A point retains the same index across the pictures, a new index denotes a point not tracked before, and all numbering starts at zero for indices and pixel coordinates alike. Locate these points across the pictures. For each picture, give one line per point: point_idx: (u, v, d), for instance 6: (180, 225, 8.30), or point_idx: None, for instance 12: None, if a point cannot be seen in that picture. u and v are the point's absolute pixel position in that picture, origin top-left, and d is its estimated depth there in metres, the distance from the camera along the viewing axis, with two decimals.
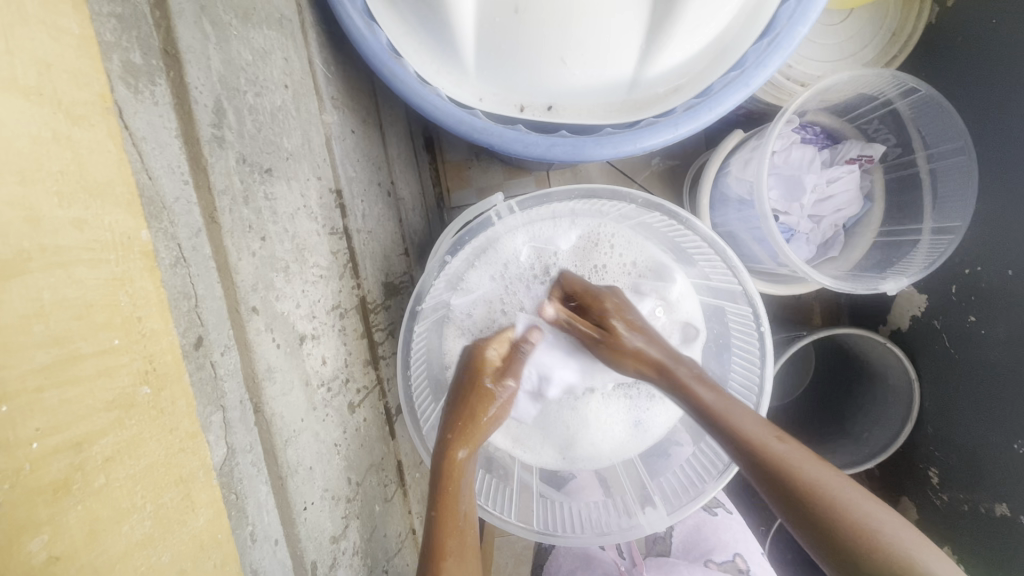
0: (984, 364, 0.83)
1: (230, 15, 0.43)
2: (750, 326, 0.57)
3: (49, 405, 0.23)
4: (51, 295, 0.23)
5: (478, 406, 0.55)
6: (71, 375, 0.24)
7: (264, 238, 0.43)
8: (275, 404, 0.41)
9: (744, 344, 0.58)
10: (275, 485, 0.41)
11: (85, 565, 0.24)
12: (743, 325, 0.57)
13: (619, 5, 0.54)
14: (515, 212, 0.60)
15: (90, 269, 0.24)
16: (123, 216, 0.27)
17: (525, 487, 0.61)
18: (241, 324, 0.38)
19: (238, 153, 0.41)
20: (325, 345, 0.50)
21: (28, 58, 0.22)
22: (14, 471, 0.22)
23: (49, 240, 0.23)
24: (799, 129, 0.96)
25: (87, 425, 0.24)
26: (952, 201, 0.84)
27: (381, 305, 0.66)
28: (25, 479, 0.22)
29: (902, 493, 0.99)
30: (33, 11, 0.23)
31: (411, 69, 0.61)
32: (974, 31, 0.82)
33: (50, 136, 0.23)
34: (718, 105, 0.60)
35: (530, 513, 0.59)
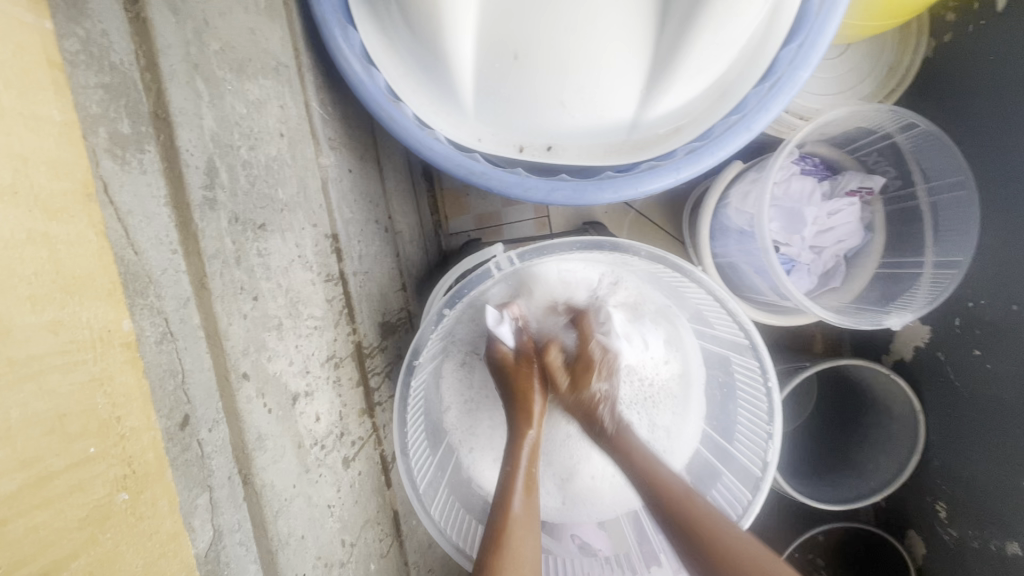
0: (991, 398, 0.82)
1: (225, 70, 0.42)
2: (756, 379, 0.53)
3: (13, 536, 0.21)
4: (19, 413, 0.22)
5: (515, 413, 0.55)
6: (41, 498, 0.22)
7: (258, 298, 0.41)
8: (266, 473, 0.39)
9: (751, 397, 0.54)
10: (264, 559, 0.38)
11: None
12: (748, 376, 0.54)
13: (616, 52, 0.53)
14: (516, 263, 0.54)
15: (64, 374, 0.24)
16: (103, 308, 0.25)
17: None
18: (230, 393, 0.37)
19: (231, 213, 0.40)
20: (318, 401, 0.49)
21: (5, 156, 0.22)
22: None
23: (18, 351, 0.22)
24: (799, 160, 0.96)
25: (57, 550, 0.23)
26: (953, 235, 0.84)
27: (377, 348, 0.65)
28: None
29: (910, 527, 0.98)
30: (10, 103, 0.22)
31: (409, 111, 0.60)
32: (971, 66, 0.82)
33: (23, 237, 0.22)
34: (721, 148, 0.59)
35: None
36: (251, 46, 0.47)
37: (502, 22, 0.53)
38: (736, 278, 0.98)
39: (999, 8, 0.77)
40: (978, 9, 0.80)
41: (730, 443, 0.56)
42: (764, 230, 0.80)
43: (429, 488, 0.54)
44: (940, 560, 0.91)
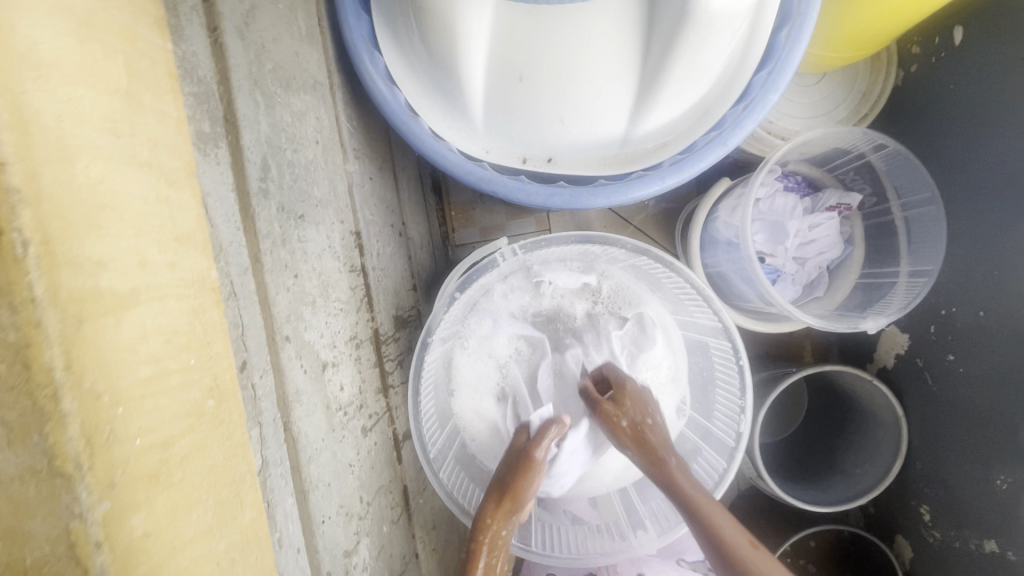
0: (969, 401, 0.89)
1: (277, 86, 0.50)
2: (732, 361, 0.61)
3: (148, 408, 0.25)
4: (152, 320, 0.26)
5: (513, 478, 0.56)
6: (162, 385, 0.26)
7: (297, 275, 0.48)
8: (301, 423, 0.45)
9: (727, 377, 0.62)
10: (299, 497, 0.44)
11: (163, 553, 0.25)
12: (725, 360, 0.62)
13: (610, 75, 0.62)
14: (518, 254, 0.65)
15: (177, 298, 0.28)
16: (198, 256, 0.31)
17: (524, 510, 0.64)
18: (275, 351, 0.43)
19: (279, 203, 0.47)
20: (343, 372, 0.56)
21: (145, 138, 0.28)
22: (120, 463, 0.23)
23: (150, 272, 0.27)
24: (783, 178, 1.03)
25: (172, 428, 0.27)
26: (924, 247, 0.91)
27: (391, 337, 0.72)
28: (129, 469, 0.23)
29: (898, 532, 1.05)
30: (148, 102, 0.29)
31: (426, 126, 0.68)
32: (935, 94, 0.90)
33: (155, 198, 0.28)
34: (701, 160, 0.66)
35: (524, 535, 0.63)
36: (294, 66, 0.55)
37: (509, 48, 0.60)
38: (725, 286, 1.05)
39: (957, 41, 0.85)
40: (938, 42, 0.89)
41: (710, 421, 0.63)
42: (749, 242, 0.87)
43: (439, 455, 0.61)
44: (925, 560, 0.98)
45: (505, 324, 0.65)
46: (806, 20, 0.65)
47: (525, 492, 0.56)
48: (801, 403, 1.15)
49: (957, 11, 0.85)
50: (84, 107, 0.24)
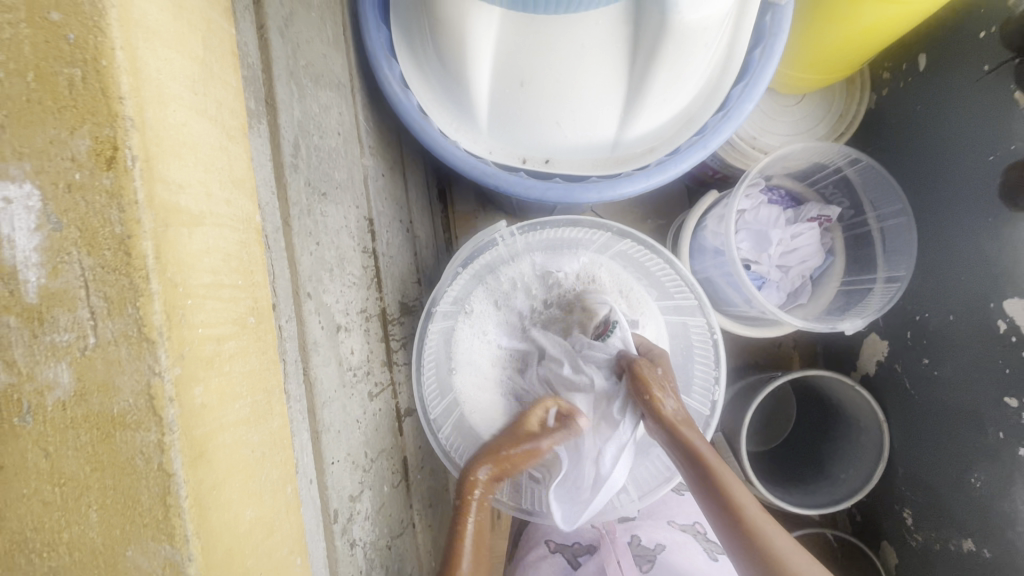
0: (940, 401, 0.95)
1: (308, 80, 0.57)
2: (707, 336, 0.69)
3: (207, 308, 0.31)
4: (212, 240, 0.32)
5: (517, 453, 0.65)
6: (217, 293, 0.32)
7: (319, 243, 0.55)
8: (318, 370, 0.51)
9: (704, 350, 0.69)
10: (313, 435, 0.49)
11: (214, 424, 0.30)
12: (702, 336, 0.69)
13: (603, 83, 0.69)
14: (516, 236, 0.71)
15: (230, 229, 0.34)
16: (246, 200, 0.37)
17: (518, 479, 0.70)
18: (299, 304, 0.49)
19: (307, 179, 0.54)
20: (353, 338, 0.61)
21: (215, 98, 0.35)
22: (186, 343, 0.28)
23: (209, 202, 0.32)
24: (767, 191, 1.09)
25: (223, 330, 0.32)
26: (897, 255, 0.97)
27: (397, 319, 0.78)
28: (192, 351, 0.29)
29: (883, 539, 1.08)
30: (217, 70, 0.35)
31: (436, 127, 0.75)
32: (903, 115, 0.97)
33: (220, 147, 0.34)
34: (682, 162, 0.74)
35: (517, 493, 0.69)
36: (323, 67, 0.63)
37: (514, 57, 0.68)
38: (714, 292, 1.10)
39: (921, 67, 0.92)
40: (905, 69, 0.96)
41: (690, 394, 0.69)
42: (733, 249, 0.94)
43: (441, 416, 0.68)
44: (911, 565, 1.02)
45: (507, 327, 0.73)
46: (776, 41, 0.73)
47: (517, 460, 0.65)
48: (788, 410, 1.21)
49: (921, 39, 0.92)
50: (174, 65, 0.31)
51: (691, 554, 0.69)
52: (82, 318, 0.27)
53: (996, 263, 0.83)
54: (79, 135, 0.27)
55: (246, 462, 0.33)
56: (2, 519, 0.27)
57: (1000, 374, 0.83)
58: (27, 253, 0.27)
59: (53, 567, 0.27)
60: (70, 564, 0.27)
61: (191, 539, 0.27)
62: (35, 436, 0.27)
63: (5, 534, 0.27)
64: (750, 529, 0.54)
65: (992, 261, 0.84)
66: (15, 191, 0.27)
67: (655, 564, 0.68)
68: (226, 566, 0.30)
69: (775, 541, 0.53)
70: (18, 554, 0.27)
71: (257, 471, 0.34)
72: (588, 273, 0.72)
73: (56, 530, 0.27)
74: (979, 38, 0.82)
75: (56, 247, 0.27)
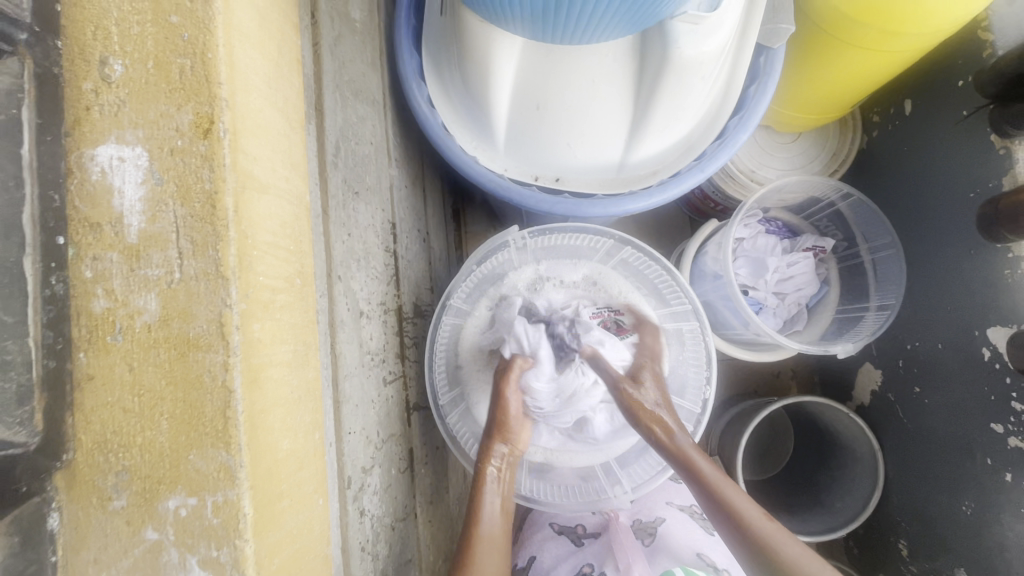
0: (931, 429, 0.97)
1: (349, 93, 0.65)
2: (699, 339, 0.76)
3: (267, 260, 0.36)
4: (272, 206, 0.38)
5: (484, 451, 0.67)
6: (274, 249, 0.37)
7: (350, 235, 0.61)
8: (342, 346, 0.55)
9: (696, 354, 0.76)
10: (334, 404, 0.53)
11: (265, 357, 0.35)
12: (695, 338, 0.76)
13: (611, 110, 0.76)
14: (526, 238, 0.77)
15: (286, 202, 0.40)
16: (300, 182, 0.44)
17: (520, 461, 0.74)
18: (330, 284, 0.55)
19: (343, 177, 0.60)
20: (372, 326, 0.66)
21: (283, 93, 0.41)
22: (250, 283, 0.34)
23: (273, 176, 0.38)
24: (765, 223, 1.13)
25: (277, 282, 0.37)
26: (888, 284, 1.01)
27: (411, 319, 0.83)
28: (253, 290, 0.34)
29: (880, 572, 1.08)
30: (286, 71, 0.42)
31: (457, 144, 0.82)
32: (890, 156, 1.04)
33: (286, 134, 0.41)
34: (682, 183, 0.80)
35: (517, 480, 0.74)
36: (361, 83, 0.70)
37: (532, 82, 0.75)
38: (713, 316, 1.14)
39: (907, 112, 0.99)
40: (892, 113, 1.02)
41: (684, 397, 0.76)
42: (731, 275, 0.98)
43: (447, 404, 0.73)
44: None
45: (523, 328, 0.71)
46: (770, 80, 0.80)
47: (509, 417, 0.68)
48: (788, 444, 1.21)
49: (906, 87, 0.99)
50: (258, 61, 0.37)
51: (688, 529, 0.72)
52: (171, 256, 0.33)
53: (980, 294, 0.88)
54: (183, 111, 0.33)
55: (287, 398, 0.38)
56: (88, 422, 0.32)
57: (986, 400, 0.87)
58: (133, 202, 0.33)
59: (127, 465, 0.32)
60: (141, 464, 0.32)
61: (243, 448, 0.32)
62: (124, 353, 0.32)
63: (90, 435, 0.32)
64: (740, 521, 0.56)
65: (977, 292, 0.88)
66: (129, 152, 0.33)
67: (656, 536, 0.72)
68: (268, 480, 0.34)
69: (785, 550, 0.54)
70: (99, 454, 0.32)
71: (294, 409, 0.39)
72: (590, 279, 0.78)
73: (133, 433, 0.32)
74: (958, 86, 0.89)
75: (157, 199, 0.33)
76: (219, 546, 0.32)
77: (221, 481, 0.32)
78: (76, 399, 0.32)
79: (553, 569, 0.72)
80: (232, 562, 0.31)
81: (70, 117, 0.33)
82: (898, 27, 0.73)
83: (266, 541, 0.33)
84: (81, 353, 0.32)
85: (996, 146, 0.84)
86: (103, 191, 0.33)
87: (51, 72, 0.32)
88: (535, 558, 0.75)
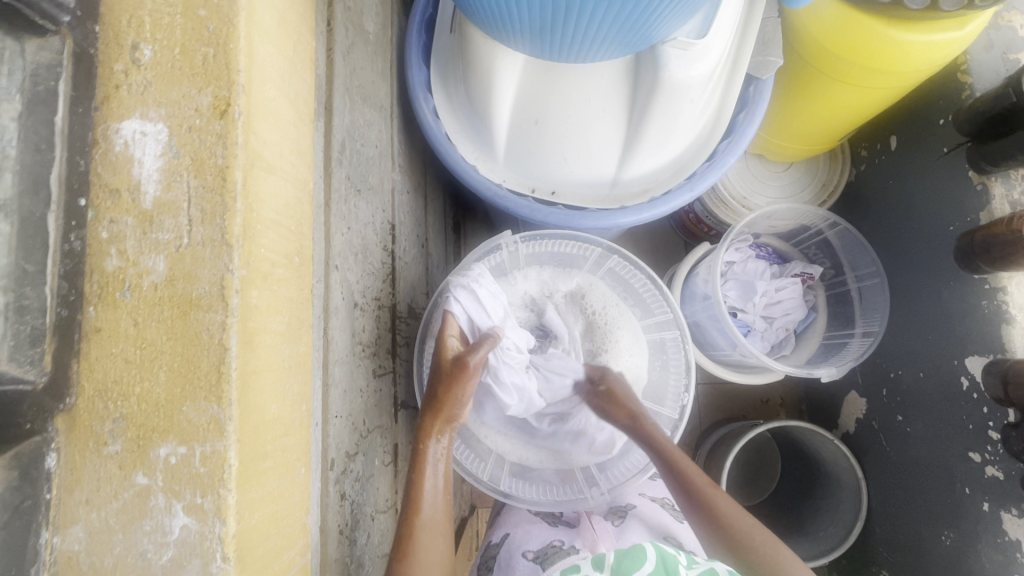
0: (912, 458, 0.98)
1: (357, 96, 0.69)
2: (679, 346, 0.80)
3: (268, 233, 0.39)
4: (278, 188, 0.41)
5: (426, 424, 0.66)
6: (277, 224, 0.41)
7: (349, 229, 0.64)
8: (335, 332, 0.58)
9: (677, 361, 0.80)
10: (323, 387, 0.55)
11: (262, 322, 0.38)
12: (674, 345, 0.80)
13: (605, 128, 0.79)
14: (518, 241, 0.81)
15: (291, 187, 0.43)
16: (305, 170, 0.47)
17: (501, 461, 0.77)
18: (327, 272, 0.57)
19: (347, 173, 0.63)
20: (365, 318, 0.69)
21: (295, 88, 0.45)
22: (252, 253, 0.37)
23: (281, 160, 0.42)
24: (755, 248, 1.16)
25: (277, 258, 0.40)
26: (874, 311, 1.03)
27: (404, 318, 0.85)
28: (254, 258, 0.37)
29: None
30: (299, 69, 0.46)
31: (458, 154, 0.86)
32: (876, 189, 1.07)
33: (296, 128, 0.45)
34: (671, 202, 0.83)
35: (497, 478, 0.76)
36: (370, 89, 0.74)
37: (531, 100, 0.78)
38: (702, 336, 1.15)
39: (893, 147, 1.03)
40: (879, 147, 1.07)
41: (664, 404, 0.80)
42: (718, 295, 1.00)
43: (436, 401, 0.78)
44: None
45: (489, 294, 0.75)
46: (758, 109, 0.84)
47: (457, 400, 0.66)
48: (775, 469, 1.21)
49: (892, 125, 1.03)
50: (276, 56, 0.41)
51: (658, 512, 0.74)
52: (182, 223, 0.36)
53: (960, 324, 0.90)
54: (203, 93, 0.36)
55: (279, 365, 0.40)
56: (91, 370, 0.34)
57: (964, 429, 0.88)
58: (151, 171, 0.36)
59: (124, 413, 0.34)
60: (137, 413, 0.34)
61: (233, 403, 0.34)
62: (130, 308, 0.35)
63: (92, 382, 0.34)
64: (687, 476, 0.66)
65: (957, 323, 0.90)
66: (150, 128, 0.37)
67: (625, 518, 0.73)
68: (254, 438, 0.36)
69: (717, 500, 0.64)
70: (99, 401, 0.34)
71: (285, 376, 0.41)
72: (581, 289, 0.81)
73: (131, 383, 0.34)
74: (939, 124, 0.94)
75: (172, 169, 0.36)
76: (204, 494, 0.33)
77: (210, 432, 0.34)
78: (82, 349, 0.35)
79: (523, 541, 0.73)
80: (215, 509, 0.33)
81: (100, 93, 0.37)
82: (882, 64, 0.77)
83: (248, 496, 0.35)
84: (91, 307, 0.35)
85: (973, 181, 0.88)
86: (125, 161, 0.36)
87: (87, 52, 0.36)
88: (508, 535, 0.75)
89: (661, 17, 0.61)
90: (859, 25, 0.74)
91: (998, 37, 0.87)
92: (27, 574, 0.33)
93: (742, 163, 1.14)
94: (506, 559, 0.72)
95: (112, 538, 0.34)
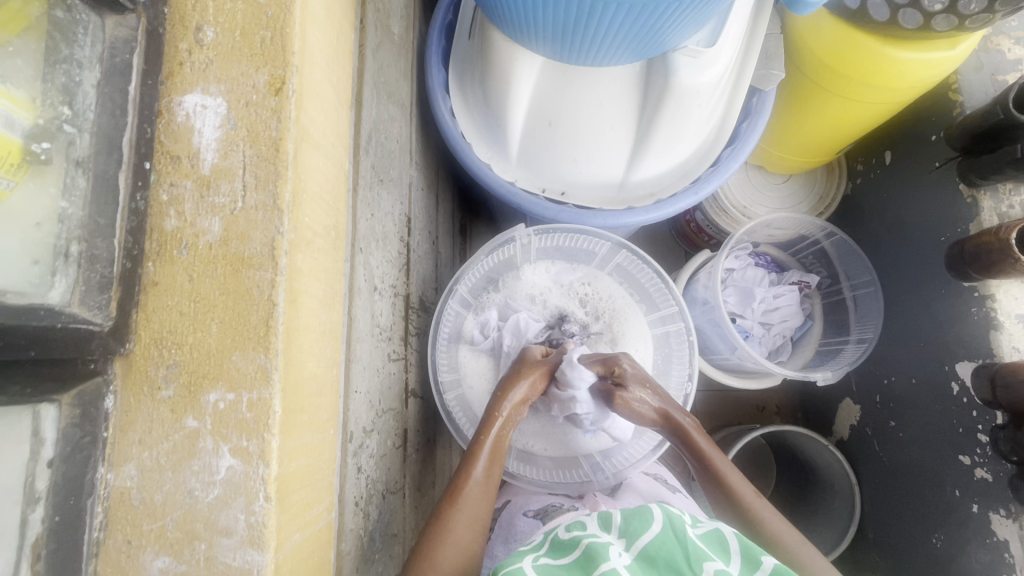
0: (905, 462, 1.00)
1: (382, 91, 0.72)
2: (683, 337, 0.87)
3: (312, 205, 0.42)
4: (321, 164, 0.44)
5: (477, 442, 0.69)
6: (320, 198, 0.44)
7: (373, 216, 0.67)
8: (358, 311, 0.60)
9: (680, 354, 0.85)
10: (345, 362, 0.58)
11: (304, 285, 0.40)
12: (678, 337, 0.87)
13: (616, 130, 0.82)
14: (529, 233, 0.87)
15: (331, 166, 0.47)
16: (342, 152, 0.50)
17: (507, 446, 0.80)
18: (354, 253, 0.60)
19: (371, 163, 0.66)
20: (383, 303, 0.71)
21: (337, 74, 0.48)
22: (299, 219, 0.39)
23: (324, 139, 0.45)
24: (754, 256, 1.20)
25: (319, 228, 0.43)
26: (868, 317, 1.07)
27: (417, 309, 0.88)
28: (301, 224, 0.40)
29: None
30: (340, 57, 0.49)
31: (474, 154, 0.89)
32: (872, 201, 1.12)
33: (337, 111, 0.48)
34: (677, 203, 0.87)
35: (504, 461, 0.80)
36: (394, 87, 0.78)
37: (546, 102, 0.82)
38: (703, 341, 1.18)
39: (888, 161, 1.07)
40: (875, 161, 1.11)
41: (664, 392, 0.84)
42: (718, 299, 1.03)
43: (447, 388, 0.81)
44: None
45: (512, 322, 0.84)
46: (761, 118, 0.88)
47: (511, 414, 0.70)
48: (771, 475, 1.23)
49: (887, 140, 1.08)
50: (323, 42, 0.44)
51: (653, 484, 0.78)
52: (237, 188, 0.39)
53: (952, 331, 0.93)
54: (260, 72, 0.39)
55: (317, 328, 0.43)
56: (149, 320, 0.38)
57: (955, 433, 0.91)
58: (210, 141, 0.39)
59: (177, 360, 0.37)
60: (189, 360, 0.37)
61: (279, 353, 0.37)
62: (186, 265, 0.38)
63: (149, 331, 0.37)
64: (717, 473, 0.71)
65: (948, 330, 0.93)
66: (210, 101, 0.40)
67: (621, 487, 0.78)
68: (295, 391, 0.38)
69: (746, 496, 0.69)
70: (155, 348, 0.37)
71: (321, 339, 0.44)
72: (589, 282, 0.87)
73: (185, 333, 0.37)
74: (932, 140, 0.98)
75: (229, 140, 0.39)
76: (249, 437, 0.36)
77: (257, 380, 0.36)
78: (142, 301, 0.38)
79: (525, 503, 0.77)
80: (259, 452, 0.36)
81: (166, 69, 0.40)
82: (879, 80, 0.82)
83: (288, 444, 0.37)
84: (150, 262, 0.38)
85: (964, 194, 0.92)
86: (186, 131, 0.39)
87: (157, 31, 0.39)
88: (509, 502, 0.80)
89: (674, 24, 0.65)
90: (858, 41, 0.79)
91: (987, 60, 0.92)
92: (84, 504, 0.35)
93: (743, 173, 1.18)
94: (508, 517, 0.76)
95: (163, 476, 0.37)
